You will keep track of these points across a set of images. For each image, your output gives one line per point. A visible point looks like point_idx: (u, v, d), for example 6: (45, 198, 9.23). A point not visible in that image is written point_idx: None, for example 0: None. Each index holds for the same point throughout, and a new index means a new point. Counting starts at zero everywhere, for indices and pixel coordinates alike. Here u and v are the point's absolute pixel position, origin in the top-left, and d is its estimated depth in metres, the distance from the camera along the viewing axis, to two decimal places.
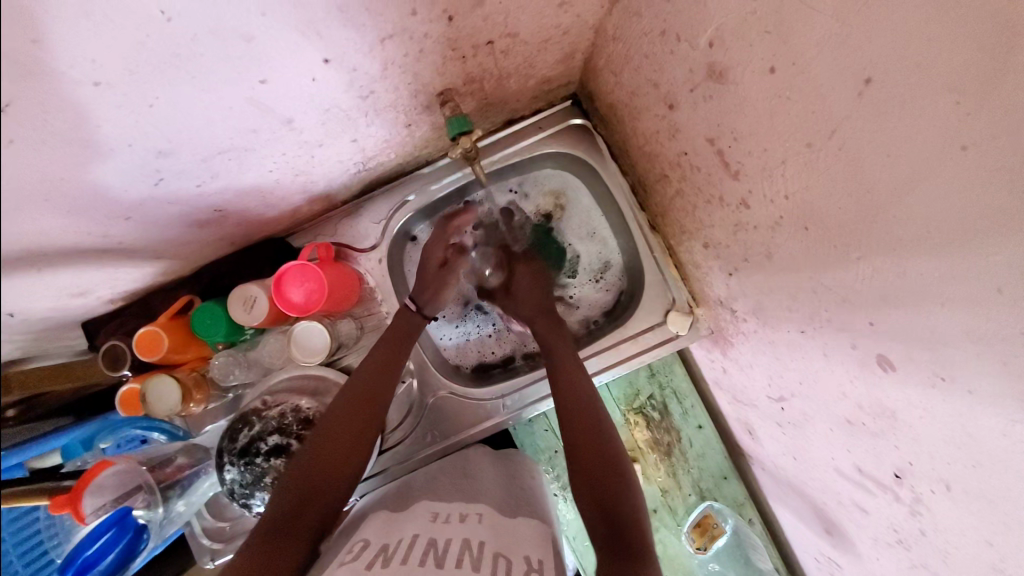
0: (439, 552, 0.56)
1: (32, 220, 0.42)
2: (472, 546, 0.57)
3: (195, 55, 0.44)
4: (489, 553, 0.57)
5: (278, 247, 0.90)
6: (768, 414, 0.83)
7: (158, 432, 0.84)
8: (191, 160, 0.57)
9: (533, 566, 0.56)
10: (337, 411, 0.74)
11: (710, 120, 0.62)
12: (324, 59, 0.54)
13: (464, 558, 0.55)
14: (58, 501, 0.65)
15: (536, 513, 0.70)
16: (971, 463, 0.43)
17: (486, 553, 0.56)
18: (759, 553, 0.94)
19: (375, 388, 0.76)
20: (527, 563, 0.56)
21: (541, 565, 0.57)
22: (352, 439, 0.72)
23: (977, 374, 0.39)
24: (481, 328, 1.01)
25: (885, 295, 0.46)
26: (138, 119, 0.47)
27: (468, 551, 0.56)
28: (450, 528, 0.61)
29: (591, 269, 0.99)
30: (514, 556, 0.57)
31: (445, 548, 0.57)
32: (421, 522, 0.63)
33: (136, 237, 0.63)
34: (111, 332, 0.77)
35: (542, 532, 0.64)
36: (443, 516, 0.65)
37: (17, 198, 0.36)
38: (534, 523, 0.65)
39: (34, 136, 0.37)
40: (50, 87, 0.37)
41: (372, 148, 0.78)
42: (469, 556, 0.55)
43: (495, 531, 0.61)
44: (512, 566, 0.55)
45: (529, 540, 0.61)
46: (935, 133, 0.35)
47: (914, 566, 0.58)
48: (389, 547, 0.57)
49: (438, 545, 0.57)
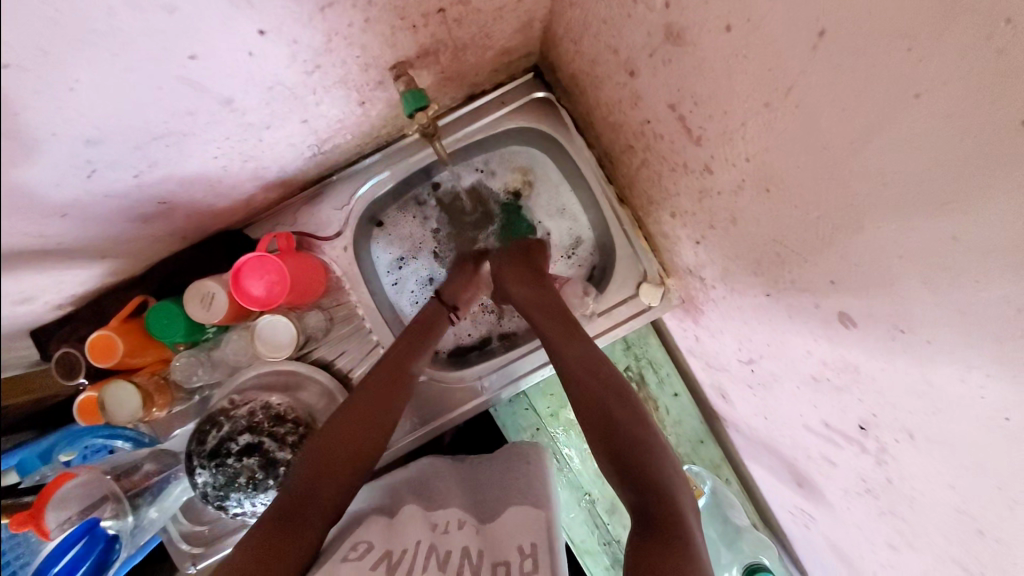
0: (441, 556, 0.56)
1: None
2: (472, 553, 0.57)
3: (115, 31, 0.40)
4: (488, 563, 0.55)
5: (236, 240, 0.86)
6: (739, 377, 0.85)
7: (122, 440, 0.77)
8: (124, 147, 0.53)
9: (525, 553, 0.56)
10: (359, 399, 0.73)
11: (670, 85, 0.61)
12: (259, 30, 0.50)
13: (466, 567, 0.54)
14: (18, 518, 0.62)
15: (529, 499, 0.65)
16: (932, 410, 0.44)
17: (485, 564, 0.55)
18: (736, 511, 0.96)
19: (395, 380, 0.76)
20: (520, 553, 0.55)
21: (535, 550, 0.56)
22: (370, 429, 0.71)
23: (937, 323, 0.40)
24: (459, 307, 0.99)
25: (846, 252, 0.46)
26: (59, 105, 0.42)
27: (468, 560, 0.55)
28: (447, 538, 0.59)
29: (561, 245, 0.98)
30: (511, 555, 0.55)
31: (447, 556, 0.56)
32: (421, 529, 0.60)
33: (76, 236, 0.59)
34: (63, 339, 0.72)
35: (534, 512, 0.62)
36: (440, 525, 0.62)
37: None
38: (523, 511, 0.62)
39: None
40: None
41: (326, 129, 0.75)
42: (469, 565, 0.55)
43: (484, 537, 0.60)
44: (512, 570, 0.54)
45: (523, 522, 0.60)
46: (887, 84, 0.35)
47: (882, 512, 0.60)
48: (393, 552, 0.57)
49: (439, 551, 0.57)
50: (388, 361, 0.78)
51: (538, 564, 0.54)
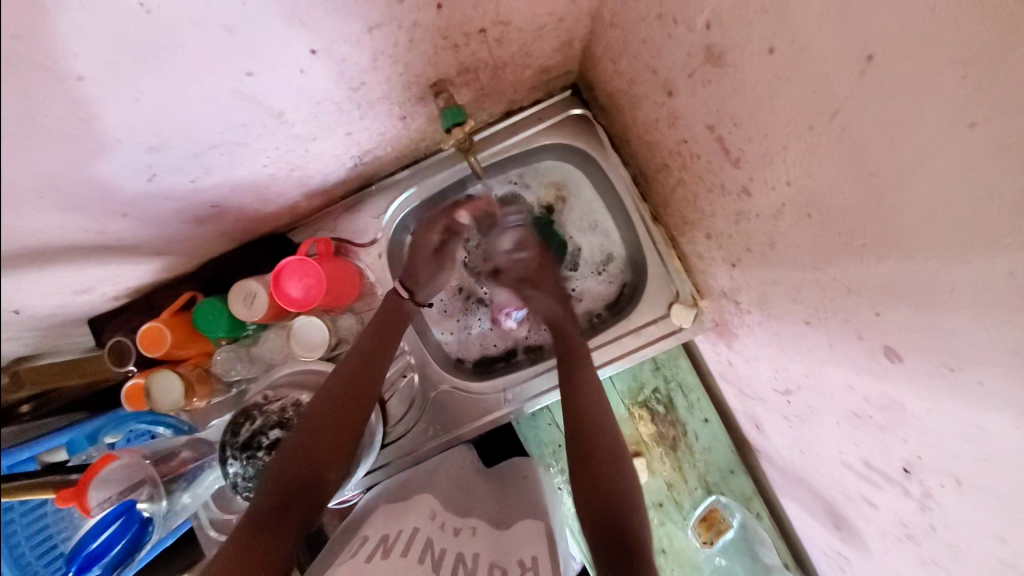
0: (436, 555, 0.57)
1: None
2: (466, 558, 0.57)
3: (177, 47, 0.43)
4: (483, 564, 0.57)
5: (279, 242, 0.90)
6: (774, 407, 0.81)
7: (163, 426, 0.83)
8: (182, 154, 0.57)
9: (527, 564, 0.57)
10: (328, 396, 0.73)
11: (710, 106, 0.60)
12: (311, 50, 0.53)
13: (460, 568, 0.56)
14: (64, 494, 0.65)
15: (535, 512, 0.68)
16: (981, 457, 0.41)
17: (481, 566, 0.57)
18: (767, 548, 0.91)
19: (367, 375, 0.77)
20: (522, 566, 0.56)
21: (535, 563, 0.57)
22: (345, 424, 0.72)
23: (987, 364, 0.37)
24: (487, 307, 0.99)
25: (890, 283, 0.44)
26: (125, 114, 0.46)
27: (463, 561, 0.57)
28: (447, 540, 0.61)
29: (590, 260, 0.97)
30: (510, 564, 0.57)
31: (441, 556, 0.57)
32: (423, 519, 0.63)
33: (135, 234, 0.64)
34: (116, 328, 0.79)
35: (538, 524, 0.65)
36: (444, 523, 0.64)
37: None
38: (528, 524, 0.64)
39: None
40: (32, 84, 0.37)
41: (368, 141, 0.78)
42: (464, 567, 0.56)
43: (493, 542, 0.62)
44: (507, 573, 0.55)
45: (530, 535, 0.62)
46: (939, 112, 0.33)
47: (924, 561, 0.56)
48: (388, 538, 0.58)
49: (434, 549, 0.58)
50: (359, 358, 0.78)
51: (537, 571, 0.56)
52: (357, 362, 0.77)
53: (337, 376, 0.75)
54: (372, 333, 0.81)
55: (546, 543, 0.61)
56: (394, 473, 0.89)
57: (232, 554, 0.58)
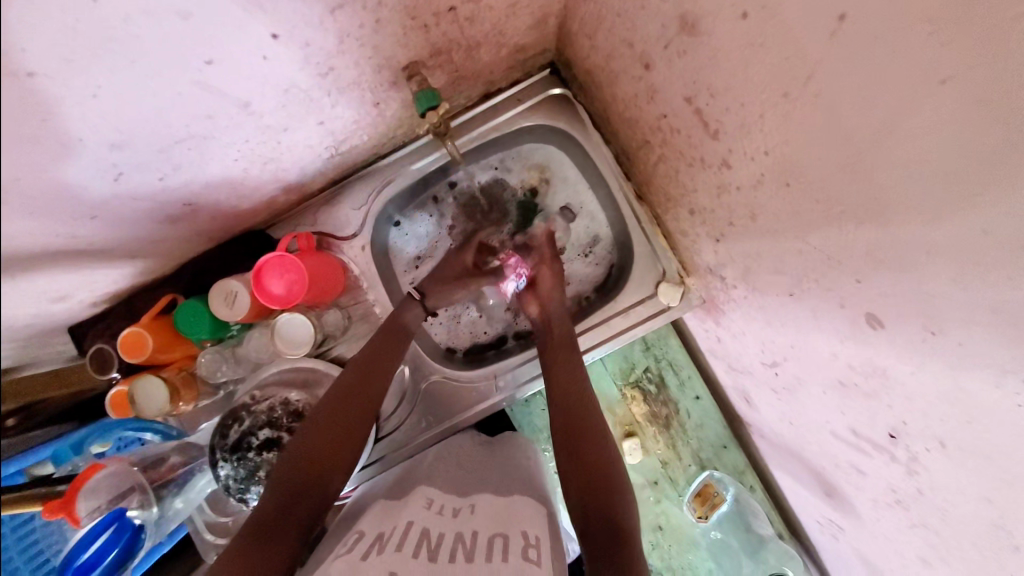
0: (433, 544, 0.55)
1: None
2: (465, 538, 0.56)
3: (132, 36, 0.41)
4: (483, 539, 0.56)
5: (257, 240, 0.88)
6: (763, 380, 0.82)
7: (151, 432, 0.83)
8: (147, 151, 0.55)
9: (528, 541, 0.57)
10: (331, 397, 0.73)
11: (686, 78, 0.59)
12: (272, 34, 0.51)
13: (458, 550, 0.54)
14: (52, 506, 0.62)
15: (538, 495, 0.69)
16: (966, 418, 0.42)
17: (480, 541, 0.56)
18: (759, 519, 0.95)
19: (368, 375, 0.76)
20: (523, 539, 0.57)
21: (538, 542, 0.57)
22: (347, 424, 0.71)
23: (970, 323, 0.37)
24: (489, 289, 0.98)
25: (870, 249, 0.44)
26: (81, 111, 0.44)
27: (462, 541, 0.56)
28: (445, 524, 0.60)
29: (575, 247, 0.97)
30: (513, 534, 0.57)
31: (439, 540, 0.56)
32: (417, 511, 0.62)
33: (106, 236, 0.62)
34: (98, 335, 0.76)
35: (539, 511, 0.65)
36: (442, 507, 0.64)
37: None
38: (529, 503, 0.65)
39: None
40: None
41: (342, 130, 0.76)
42: (462, 550, 0.54)
43: (491, 518, 0.61)
44: (509, 542, 0.55)
45: (529, 516, 0.62)
46: (910, 69, 0.33)
47: (913, 525, 0.57)
48: (384, 535, 0.57)
49: (431, 537, 0.57)
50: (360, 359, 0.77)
51: (538, 550, 0.56)
52: (359, 367, 0.77)
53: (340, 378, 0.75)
54: (378, 339, 0.80)
55: (546, 528, 0.61)
56: (390, 466, 0.89)
57: (234, 551, 0.56)
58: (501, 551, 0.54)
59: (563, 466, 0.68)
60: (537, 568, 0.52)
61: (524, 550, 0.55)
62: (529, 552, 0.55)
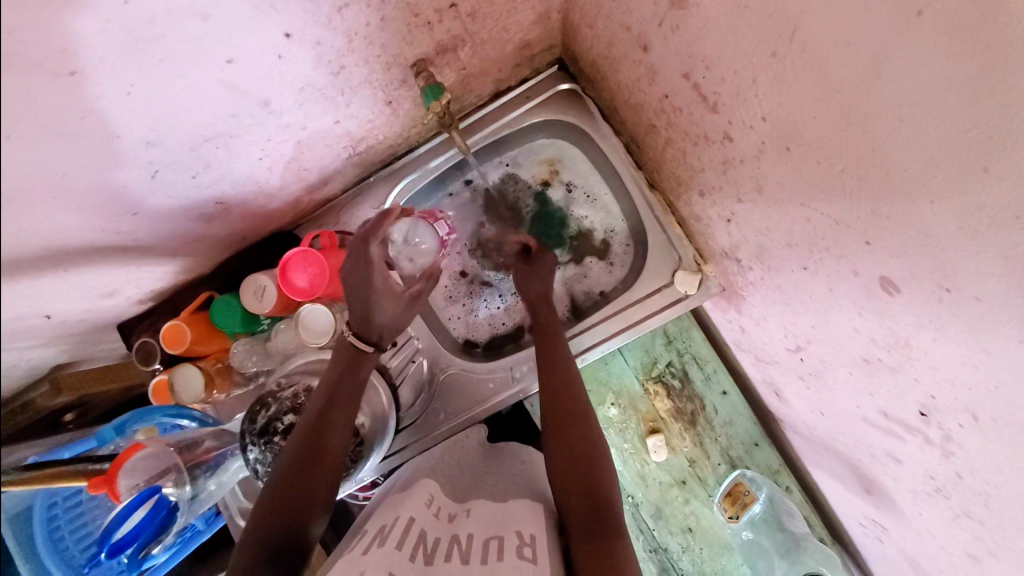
0: (429, 547, 0.59)
1: (48, 216, 0.47)
2: (461, 541, 0.60)
3: (157, 37, 0.46)
4: (479, 543, 0.60)
5: (285, 239, 0.94)
6: (790, 368, 0.78)
7: (188, 419, 0.86)
8: (179, 149, 0.60)
9: (524, 540, 0.59)
10: (320, 403, 0.75)
11: (682, 53, 0.59)
12: (286, 34, 0.56)
13: (454, 552, 0.58)
14: (94, 481, 0.67)
15: (530, 493, 0.74)
16: (994, 384, 0.40)
17: (476, 543, 0.60)
18: (794, 519, 0.91)
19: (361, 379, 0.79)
20: (518, 537, 0.60)
21: (534, 540, 0.60)
22: (342, 429, 0.74)
23: (983, 275, 0.36)
24: (504, 281, 1.00)
25: (876, 210, 0.42)
26: (118, 109, 0.49)
27: (456, 545, 0.60)
28: (441, 529, 0.64)
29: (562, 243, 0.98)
30: (508, 535, 0.60)
31: (434, 542, 0.60)
32: (418, 508, 0.66)
33: (147, 233, 0.67)
34: (143, 330, 0.83)
35: (537, 508, 0.68)
36: (439, 510, 0.68)
37: (26, 193, 0.40)
38: (526, 504, 0.68)
39: (29, 130, 0.39)
40: (32, 81, 0.38)
41: (358, 130, 0.81)
42: (458, 552, 0.58)
43: (487, 522, 0.64)
44: (504, 544, 0.58)
45: (521, 514, 0.65)
46: (888, 2, 0.32)
47: (956, 515, 0.56)
48: (386, 529, 0.61)
49: (428, 538, 0.60)
50: (354, 361, 0.79)
51: (531, 545, 0.59)
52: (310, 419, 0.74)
53: (333, 381, 0.77)
54: (336, 379, 0.77)
55: (543, 523, 0.65)
56: (411, 455, 0.91)
57: (250, 553, 0.60)
58: (495, 553, 0.56)
59: (563, 467, 0.70)
60: (532, 565, 0.55)
61: (519, 547, 0.58)
62: (523, 548, 0.58)
